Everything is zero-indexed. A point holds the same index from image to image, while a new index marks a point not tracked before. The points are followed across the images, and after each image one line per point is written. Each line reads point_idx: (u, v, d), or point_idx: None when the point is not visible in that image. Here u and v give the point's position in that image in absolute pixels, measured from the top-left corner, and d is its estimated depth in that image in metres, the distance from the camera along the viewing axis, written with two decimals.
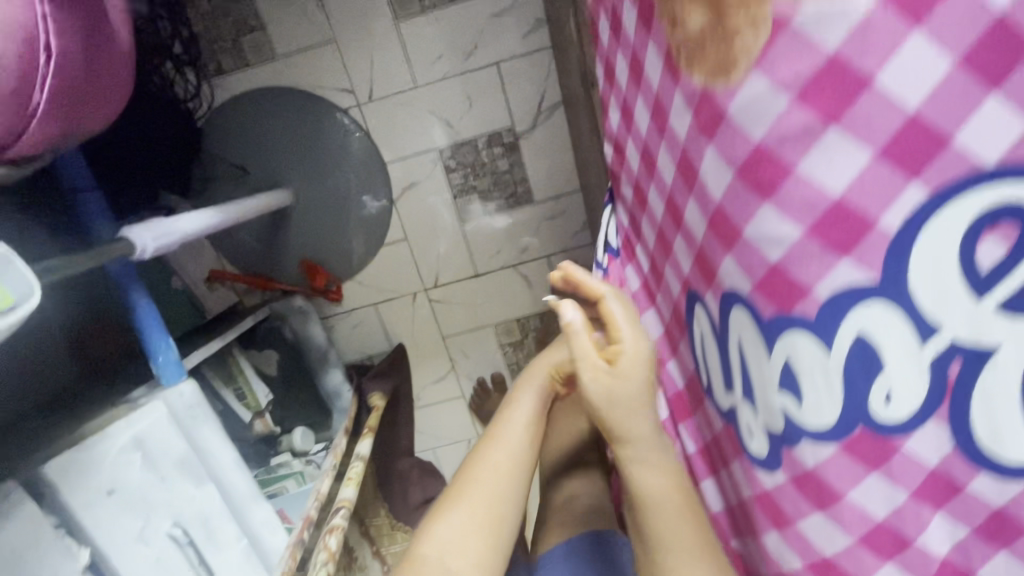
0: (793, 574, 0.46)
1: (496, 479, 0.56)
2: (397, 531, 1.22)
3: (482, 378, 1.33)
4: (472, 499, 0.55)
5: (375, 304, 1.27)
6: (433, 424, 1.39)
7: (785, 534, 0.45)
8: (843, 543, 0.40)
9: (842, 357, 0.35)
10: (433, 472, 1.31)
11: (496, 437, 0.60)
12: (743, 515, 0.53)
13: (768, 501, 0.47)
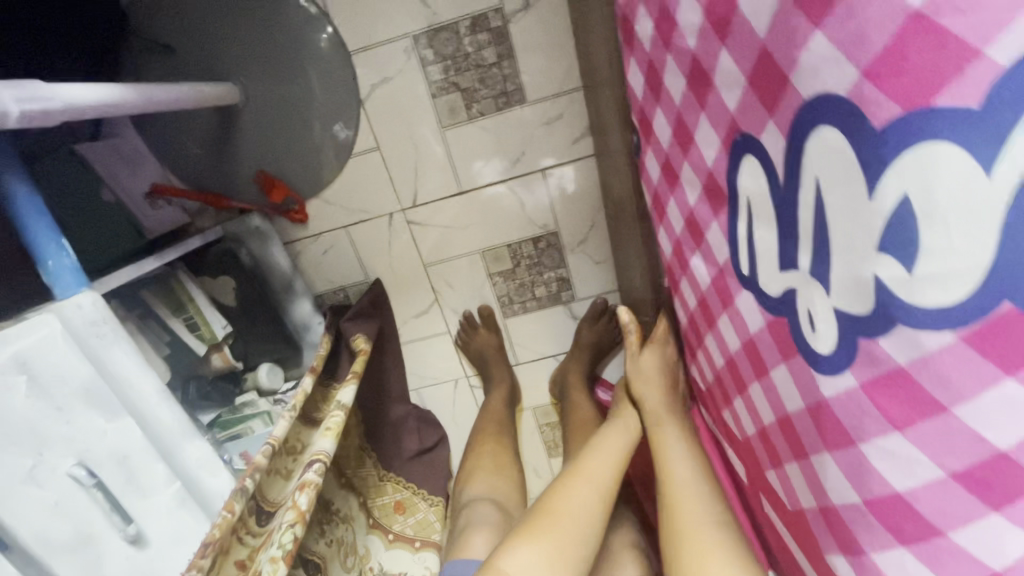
0: (845, 508, 0.36)
1: (581, 513, 0.70)
2: (386, 483, 1.12)
3: (469, 312, 1.20)
4: (559, 529, 0.67)
5: (345, 227, 1.11)
6: (417, 363, 1.26)
7: (838, 458, 0.35)
8: (925, 475, 0.29)
9: (1013, 185, 0.21)
10: (431, 421, 1.27)
11: (580, 482, 0.73)
12: (786, 434, 0.41)
13: (821, 412, 0.35)
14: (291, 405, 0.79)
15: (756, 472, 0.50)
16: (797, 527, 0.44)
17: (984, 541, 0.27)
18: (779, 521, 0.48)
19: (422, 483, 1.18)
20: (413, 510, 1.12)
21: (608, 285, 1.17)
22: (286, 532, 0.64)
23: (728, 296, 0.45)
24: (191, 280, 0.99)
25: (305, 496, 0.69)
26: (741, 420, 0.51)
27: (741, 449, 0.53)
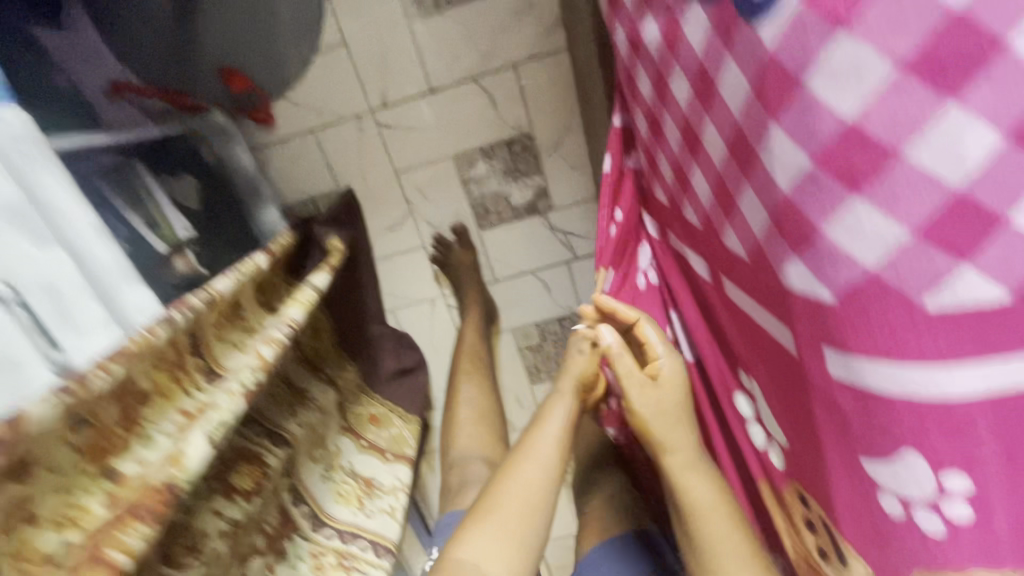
0: (795, 187, 0.33)
1: (529, 494, 0.66)
2: (363, 395, 1.07)
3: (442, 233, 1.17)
4: (503, 513, 0.64)
5: (314, 131, 1.08)
6: (392, 282, 1.22)
7: (786, 121, 0.32)
8: (879, 79, 0.26)
9: None
10: (409, 344, 1.23)
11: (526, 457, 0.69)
12: (738, 152, 0.38)
13: (766, 75, 0.32)
14: (240, 269, 0.74)
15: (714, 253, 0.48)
16: (752, 280, 0.42)
17: (944, 148, 0.25)
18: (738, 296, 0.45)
19: (398, 401, 1.15)
20: (387, 424, 1.07)
21: (586, 191, 1.13)
22: (247, 375, 0.62)
23: (675, 40, 0.42)
24: (153, 178, 0.96)
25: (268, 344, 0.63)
26: (699, 193, 0.47)
27: (701, 244, 0.51)
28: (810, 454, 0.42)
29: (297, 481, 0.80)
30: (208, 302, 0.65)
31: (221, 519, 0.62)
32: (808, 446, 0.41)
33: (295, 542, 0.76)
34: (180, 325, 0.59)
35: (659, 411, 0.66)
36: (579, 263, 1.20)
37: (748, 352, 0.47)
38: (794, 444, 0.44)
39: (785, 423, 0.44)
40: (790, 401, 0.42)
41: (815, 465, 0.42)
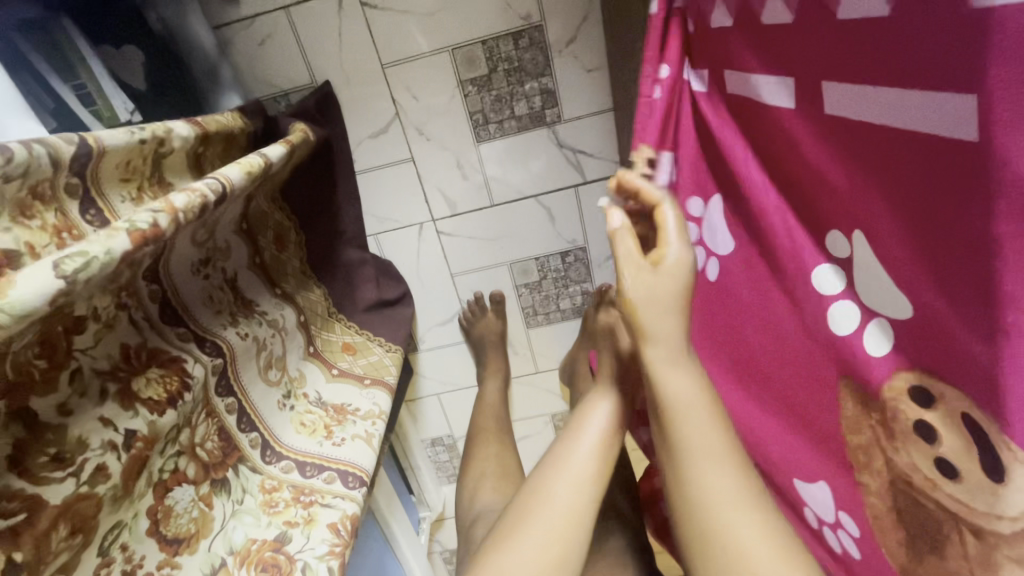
0: None
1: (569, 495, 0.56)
2: (334, 321, 0.91)
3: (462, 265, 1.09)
4: (538, 515, 0.55)
5: (285, 7, 0.91)
6: (375, 200, 1.07)
7: None
8: None
9: None
10: (391, 274, 1.08)
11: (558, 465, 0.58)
12: None
13: None
14: (142, 128, 0.57)
15: (826, 54, 0.35)
16: (907, 64, 0.30)
17: None
18: (866, 105, 0.33)
19: (378, 332, 0.98)
20: (365, 353, 0.91)
21: (601, 99, 0.97)
22: (142, 212, 0.43)
23: None
24: (87, 44, 0.75)
25: (184, 196, 0.46)
26: None
27: (795, 55, 0.38)
28: (975, 317, 0.29)
29: (243, 401, 0.64)
30: (89, 149, 0.50)
31: (116, 432, 0.46)
32: (973, 302, 0.29)
33: (239, 474, 0.60)
34: (44, 164, 0.45)
35: (648, 300, 0.52)
36: (588, 188, 1.05)
37: (871, 187, 0.35)
38: (933, 308, 0.32)
39: (932, 275, 0.32)
40: (946, 243, 0.30)
41: (975, 331, 0.29)
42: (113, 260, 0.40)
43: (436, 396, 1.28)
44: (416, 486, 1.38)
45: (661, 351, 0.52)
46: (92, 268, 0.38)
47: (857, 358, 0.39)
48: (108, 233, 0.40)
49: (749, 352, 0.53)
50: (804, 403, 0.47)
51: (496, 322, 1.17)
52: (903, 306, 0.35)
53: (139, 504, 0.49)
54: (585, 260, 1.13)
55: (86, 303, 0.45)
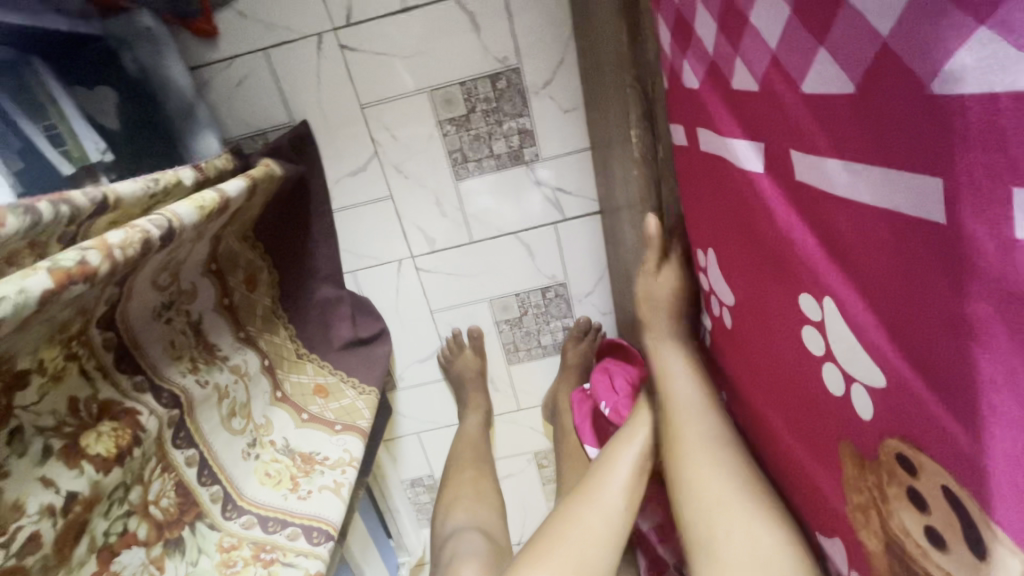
0: None
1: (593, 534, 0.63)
2: (304, 362, 0.89)
3: (458, 330, 1.14)
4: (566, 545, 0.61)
5: (263, 48, 0.91)
6: (354, 237, 1.05)
7: None
8: None
9: None
10: (370, 311, 1.06)
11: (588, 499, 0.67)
12: None
13: None
14: (155, 180, 0.56)
15: (785, 126, 0.33)
16: (864, 143, 0.27)
17: None
18: (823, 177, 0.30)
19: (352, 372, 0.96)
20: (338, 396, 0.89)
21: (578, 139, 0.99)
22: (71, 251, 0.41)
23: None
24: (59, 85, 0.76)
25: (122, 233, 0.45)
26: (760, 31, 0.33)
27: (759, 119, 0.36)
28: (950, 411, 0.25)
29: (206, 453, 0.61)
30: (106, 204, 0.48)
31: (57, 494, 0.43)
32: (946, 397, 0.25)
33: (196, 532, 0.57)
34: (62, 222, 0.43)
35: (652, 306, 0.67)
36: (567, 226, 1.06)
37: (824, 248, 0.32)
38: (910, 400, 0.28)
39: (900, 356, 0.28)
40: (912, 328, 0.26)
41: (949, 420, 0.25)
42: (29, 300, 0.37)
43: (415, 434, 1.24)
44: (394, 529, 1.32)
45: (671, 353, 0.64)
46: (3, 308, 0.35)
47: (844, 432, 0.35)
48: (24, 273, 0.37)
49: (760, 402, 0.50)
50: (806, 462, 0.43)
51: (475, 359, 1.15)
52: (873, 376, 0.31)
53: (80, 572, 0.45)
54: (566, 296, 1.12)
55: (30, 355, 0.43)
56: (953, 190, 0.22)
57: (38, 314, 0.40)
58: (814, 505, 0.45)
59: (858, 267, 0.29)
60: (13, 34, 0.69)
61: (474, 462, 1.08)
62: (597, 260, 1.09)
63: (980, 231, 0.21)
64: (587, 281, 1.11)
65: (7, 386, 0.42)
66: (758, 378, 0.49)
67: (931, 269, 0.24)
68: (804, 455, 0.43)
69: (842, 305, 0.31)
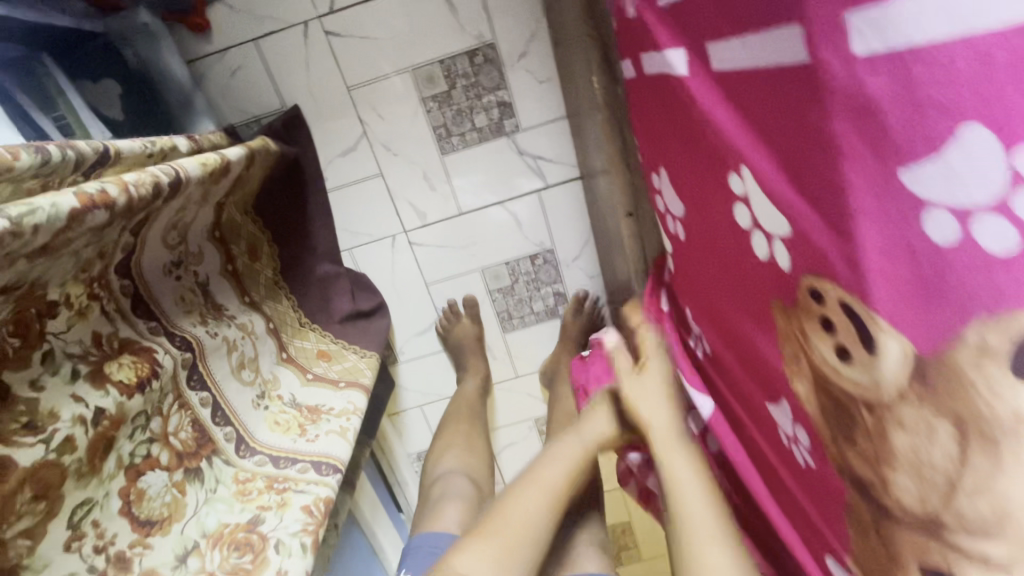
0: None
1: (528, 518, 0.64)
2: (307, 330, 0.95)
3: (453, 300, 1.19)
4: (501, 525, 0.63)
5: (252, 39, 0.98)
6: (348, 215, 1.11)
7: None
8: None
9: None
10: (368, 287, 1.11)
11: (527, 482, 0.68)
12: None
13: None
14: (152, 142, 0.62)
15: (698, 23, 0.39)
16: (753, 12, 0.32)
17: None
18: (726, 55, 0.36)
19: (354, 341, 1.01)
20: (340, 359, 0.95)
21: (554, 109, 1.04)
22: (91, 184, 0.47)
23: None
24: (68, 79, 0.82)
25: (134, 175, 0.51)
26: None
27: (680, 25, 0.41)
28: (830, 221, 0.31)
29: (218, 397, 0.66)
30: (110, 155, 0.54)
31: (86, 407, 0.48)
32: (828, 216, 0.31)
33: (213, 465, 0.62)
34: (69, 165, 0.49)
35: (640, 391, 0.63)
36: (550, 192, 1.11)
37: (734, 122, 0.37)
38: (804, 228, 0.33)
39: (794, 192, 0.33)
40: (800, 162, 0.32)
41: (832, 230, 0.31)
42: (60, 214, 0.42)
43: (418, 407, 1.29)
44: (404, 502, 1.37)
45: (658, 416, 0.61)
46: (36, 215, 0.40)
47: (770, 291, 0.40)
48: (53, 194, 0.43)
49: (710, 309, 0.55)
50: (749, 348, 0.48)
51: (471, 327, 1.19)
52: (780, 224, 0.36)
53: (110, 484, 0.50)
54: (554, 262, 1.17)
55: (58, 288, 0.49)
56: (810, 28, 0.28)
57: (64, 240, 0.45)
58: (756, 395, 0.49)
59: (758, 129, 0.35)
60: (17, 35, 0.74)
61: (467, 419, 1.12)
62: (581, 225, 1.14)
63: (831, 50, 0.27)
64: (573, 246, 1.16)
65: (41, 314, 0.47)
66: (705, 284, 0.53)
67: (807, 102, 0.30)
68: (745, 342, 0.48)
69: (751, 167, 0.37)
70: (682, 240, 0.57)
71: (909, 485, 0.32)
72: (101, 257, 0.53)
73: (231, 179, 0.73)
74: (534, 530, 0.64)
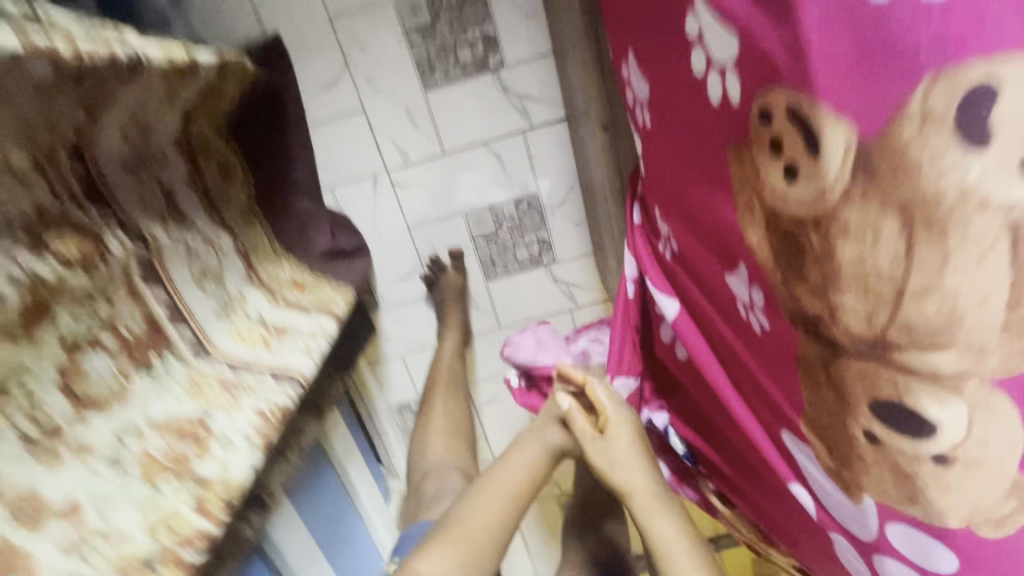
0: None
1: (490, 522, 0.66)
2: (282, 259, 0.93)
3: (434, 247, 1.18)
4: (465, 533, 0.65)
5: None
6: (330, 152, 1.09)
7: None
8: None
9: None
10: (348, 227, 1.09)
11: (488, 485, 0.70)
12: None
13: None
14: None
15: None
16: None
17: None
18: None
19: (333, 279, 0.99)
20: (314, 290, 0.93)
21: (541, 45, 1.00)
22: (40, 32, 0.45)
23: None
24: None
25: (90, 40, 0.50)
26: None
27: None
28: (773, 19, 0.34)
29: (176, 299, 0.65)
30: None
31: (18, 268, 0.47)
32: (773, 15, 0.34)
33: (166, 363, 0.61)
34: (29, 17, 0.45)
35: (612, 463, 0.69)
36: (536, 134, 1.08)
37: None
38: (751, 38, 0.36)
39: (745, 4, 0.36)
40: None
41: (776, 26, 0.34)
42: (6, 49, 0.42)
43: (399, 355, 1.27)
44: (383, 452, 1.35)
45: (637, 498, 0.69)
46: None
47: (724, 131, 0.43)
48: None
49: (674, 195, 0.54)
50: (700, 214, 0.50)
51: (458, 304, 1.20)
52: (727, 46, 0.39)
53: (46, 352, 0.49)
54: (539, 208, 1.15)
55: None
56: None
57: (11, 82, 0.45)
58: (719, 268, 0.49)
59: None
60: None
61: (451, 391, 1.21)
62: (567, 170, 1.11)
63: None
64: (559, 192, 1.13)
65: None
66: (664, 167, 0.54)
67: None
68: (699, 206, 0.49)
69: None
70: (647, 126, 0.56)
71: (855, 299, 0.35)
72: (50, 129, 0.52)
73: (201, 86, 0.72)
74: (498, 523, 0.66)
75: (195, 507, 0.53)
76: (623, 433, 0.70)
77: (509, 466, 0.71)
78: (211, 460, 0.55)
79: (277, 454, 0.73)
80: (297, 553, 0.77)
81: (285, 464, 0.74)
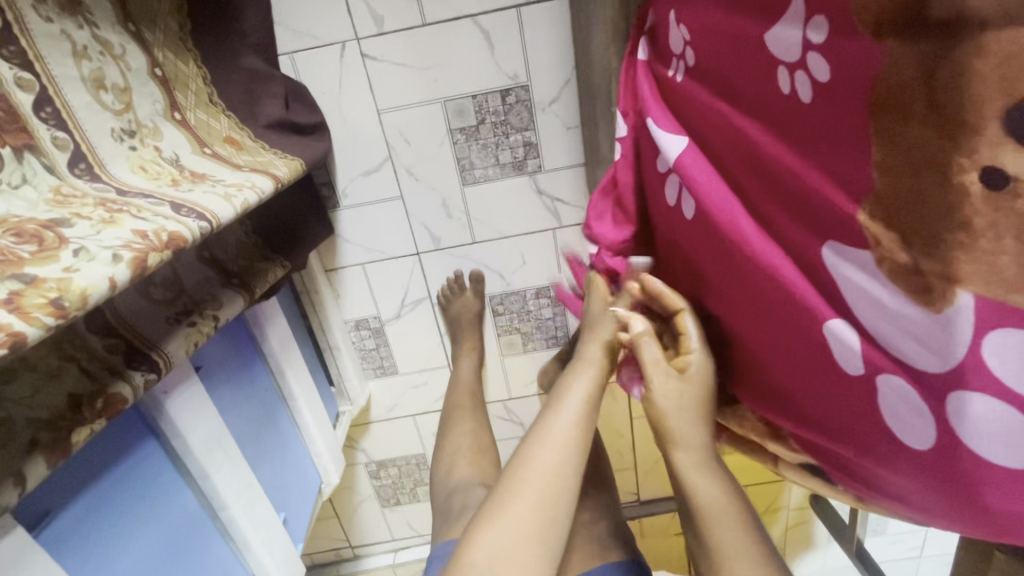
0: None
1: (545, 486, 0.57)
2: (219, 112, 0.78)
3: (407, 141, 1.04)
4: (517, 505, 0.56)
5: None
6: (292, 8, 0.93)
7: None
8: None
9: None
10: (306, 100, 0.93)
11: (539, 438, 0.60)
12: None
13: None
14: None
15: None
16: None
17: None
18: None
19: (288, 150, 0.84)
20: (255, 152, 0.78)
21: None
22: None
23: None
24: None
25: None
26: None
27: None
28: None
29: (52, 92, 0.51)
30: None
31: None
32: None
33: (23, 161, 0.47)
34: None
35: (682, 410, 0.54)
36: (531, 11, 0.94)
37: None
38: None
39: None
40: None
41: None
42: None
43: (359, 265, 1.14)
44: (335, 372, 1.23)
45: (696, 456, 0.55)
46: None
47: None
48: None
49: None
50: None
51: (474, 302, 1.14)
52: None
53: None
54: (527, 102, 1.00)
55: None
56: None
57: None
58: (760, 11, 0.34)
59: None
60: None
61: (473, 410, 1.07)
62: (563, 60, 0.97)
63: None
64: (552, 86, 0.99)
65: None
66: None
67: None
68: None
69: None
70: None
71: None
72: None
73: None
74: (557, 491, 0.57)
75: (4, 301, 0.36)
76: (703, 384, 0.54)
77: (563, 410, 0.61)
78: (56, 264, 0.41)
79: (179, 320, 0.61)
80: (206, 440, 0.63)
81: (196, 332, 0.61)
